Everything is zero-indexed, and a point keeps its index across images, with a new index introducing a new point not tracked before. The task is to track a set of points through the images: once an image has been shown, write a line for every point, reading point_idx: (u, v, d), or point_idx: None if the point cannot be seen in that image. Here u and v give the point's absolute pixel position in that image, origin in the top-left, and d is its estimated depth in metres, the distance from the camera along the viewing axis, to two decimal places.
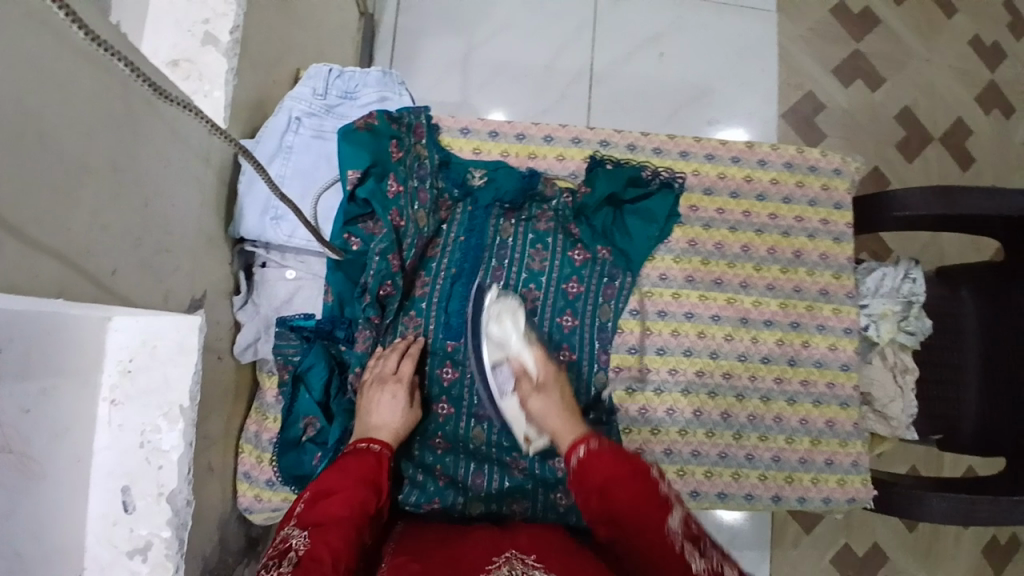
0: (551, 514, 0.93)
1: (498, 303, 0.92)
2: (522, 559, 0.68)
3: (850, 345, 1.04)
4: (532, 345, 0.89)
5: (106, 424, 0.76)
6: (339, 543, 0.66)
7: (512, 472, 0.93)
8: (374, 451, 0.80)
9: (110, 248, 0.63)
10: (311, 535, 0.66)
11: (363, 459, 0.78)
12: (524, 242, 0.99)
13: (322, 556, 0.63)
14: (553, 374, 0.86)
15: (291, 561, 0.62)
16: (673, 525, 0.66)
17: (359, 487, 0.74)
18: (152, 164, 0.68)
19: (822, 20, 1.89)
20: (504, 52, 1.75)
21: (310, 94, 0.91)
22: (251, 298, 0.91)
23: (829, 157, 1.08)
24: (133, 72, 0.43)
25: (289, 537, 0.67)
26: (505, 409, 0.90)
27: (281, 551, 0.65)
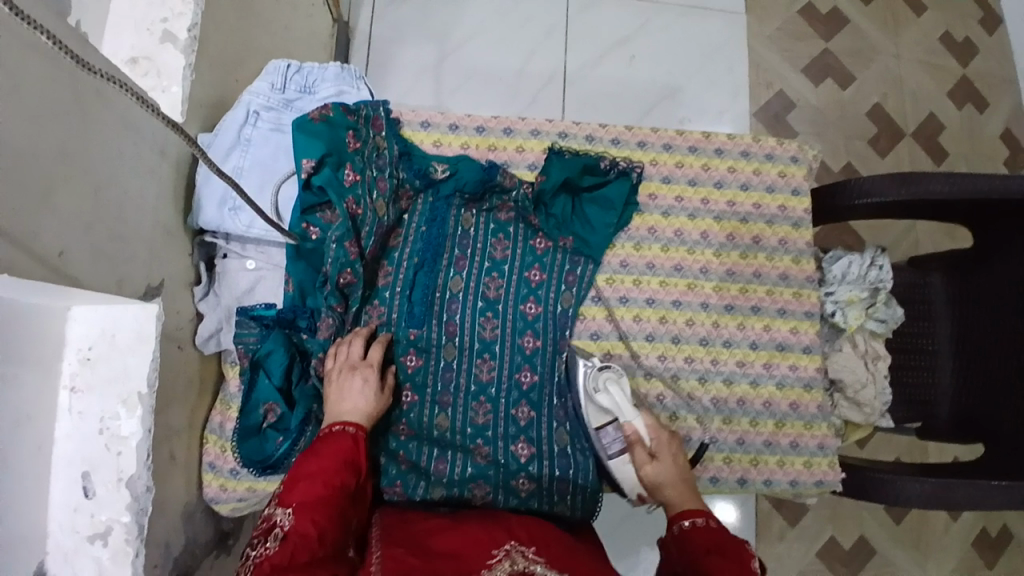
0: (512, 500, 0.92)
1: (601, 372, 0.94)
2: (523, 552, 0.69)
3: (811, 328, 1.04)
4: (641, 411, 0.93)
5: (66, 411, 0.76)
6: (323, 521, 0.68)
7: (475, 458, 0.94)
8: (350, 433, 0.79)
9: (58, 229, 0.65)
10: (294, 513, 0.68)
11: (338, 441, 0.78)
12: (485, 231, 1.02)
13: (307, 532, 0.67)
14: (667, 443, 0.91)
15: (279, 538, 0.66)
16: None
17: (341, 468, 0.75)
18: (102, 152, 0.70)
19: (789, 22, 1.94)
20: (477, 57, 1.80)
21: (268, 89, 0.94)
22: (212, 289, 0.93)
23: (785, 145, 1.09)
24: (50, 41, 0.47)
25: (273, 514, 0.70)
26: (614, 469, 0.93)
27: (267, 529, 0.68)
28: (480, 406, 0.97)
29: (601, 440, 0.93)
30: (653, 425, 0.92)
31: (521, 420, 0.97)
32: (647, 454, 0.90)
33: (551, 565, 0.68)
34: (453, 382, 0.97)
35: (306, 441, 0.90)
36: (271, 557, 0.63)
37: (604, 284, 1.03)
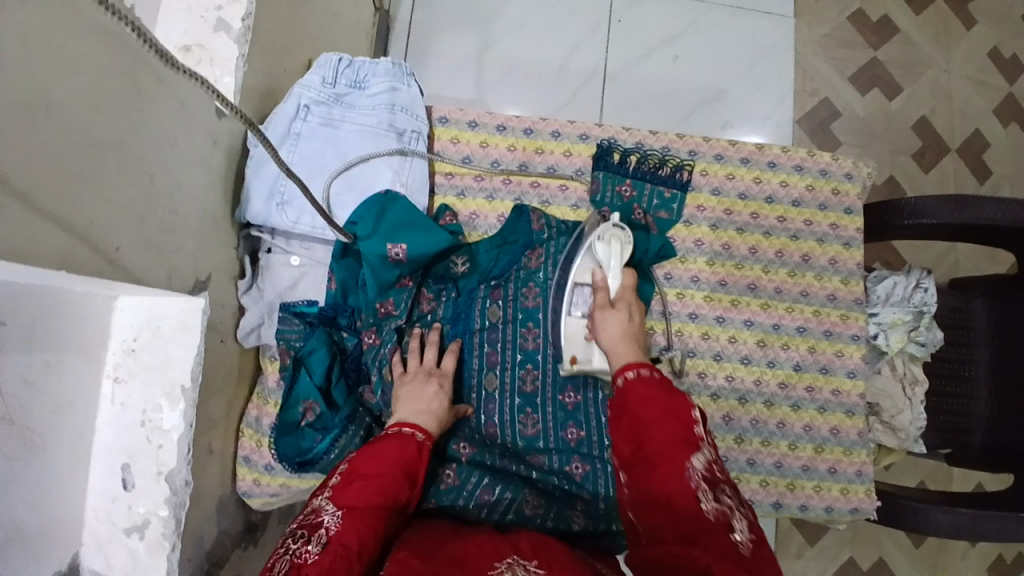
0: (562, 526, 0.88)
1: (613, 227, 0.92)
2: (525, 567, 0.62)
3: (857, 352, 1.01)
4: (625, 270, 0.91)
5: (109, 400, 0.76)
6: (369, 529, 0.62)
7: (523, 506, 0.88)
8: (416, 440, 0.75)
9: (115, 222, 0.63)
10: (343, 518, 0.63)
11: (404, 445, 0.73)
12: (514, 321, 0.97)
13: (352, 546, 0.60)
14: (629, 300, 0.87)
15: (321, 543, 0.60)
16: (695, 465, 0.64)
17: (398, 475, 0.70)
18: (159, 143, 0.69)
19: (839, 27, 1.89)
20: (518, 51, 1.77)
21: (320, 83, 0.92)
22: (256, 282, 0.92)
23: (841, 162, 1.06)
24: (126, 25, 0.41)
25: (322, 509, 0.65)
26: (570, 325, 0.91)
27: (312, 525, 0.63)
28: (527, 417, 0.95)
29: (571, 298, 0.92)
30: (627, 285, 0.89)
31: (570, 442, 0.95)
32: (607, 300, 0.87)
33: None
34: (494, 415, 0.94)
35: (346, 441, 0.87)
36: (308, 564, 0.57)
37: (674, 298, 1.00)
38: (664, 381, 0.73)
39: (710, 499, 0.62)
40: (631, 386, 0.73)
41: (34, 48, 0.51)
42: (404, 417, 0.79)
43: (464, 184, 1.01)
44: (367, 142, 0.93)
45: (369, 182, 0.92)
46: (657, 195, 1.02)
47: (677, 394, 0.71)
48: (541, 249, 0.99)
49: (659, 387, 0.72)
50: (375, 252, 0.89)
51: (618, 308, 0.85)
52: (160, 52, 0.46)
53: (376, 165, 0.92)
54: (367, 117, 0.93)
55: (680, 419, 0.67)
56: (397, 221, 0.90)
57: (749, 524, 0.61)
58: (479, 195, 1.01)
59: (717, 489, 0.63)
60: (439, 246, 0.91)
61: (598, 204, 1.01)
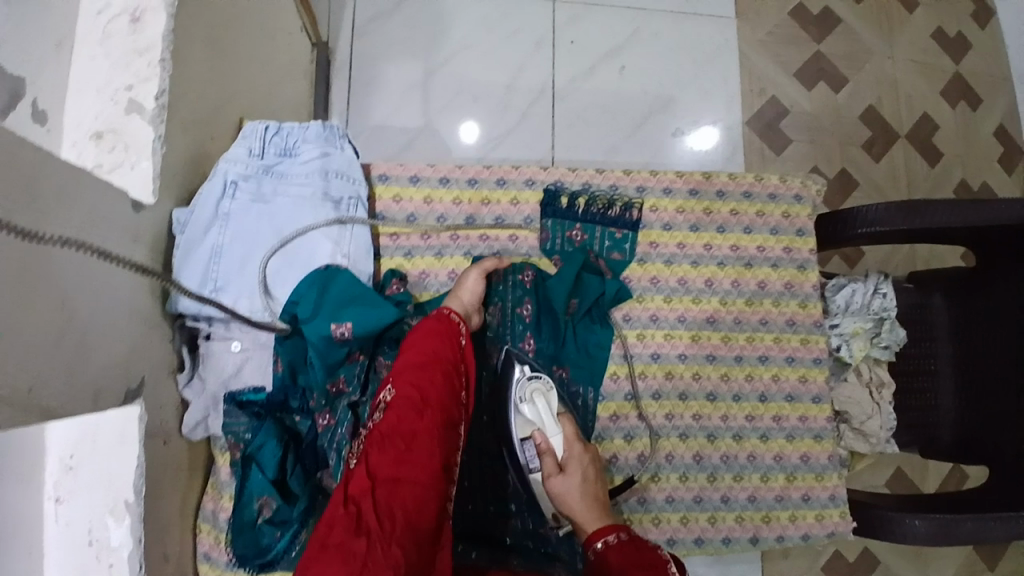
0: None
1: (531, 381, 0.89)
2: None
3: (820, 376, 1.01)
4: (562, 421, 0.89)
5: (52, 521, 0.72)
6: (419, 390, 0.75)
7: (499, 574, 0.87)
8: (439, 312, 0.84)
9: (24, 362, 0.58)
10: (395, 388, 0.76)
11: (434, 320, 0.83)
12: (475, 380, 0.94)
13: (410, 401, 0.74)
14: (579, 457, 0.85)
15: (383, 410, 0.74)
16: None
17: (438, 344, 0.80)
18: (66, 261, 0.64)
19: (781, 24, 1.89)
20: (462, 74, 1.73)
21: (247, 155, 0.88)
22: (196, 373, 0.87)
23: (789, 183, 1.05)
24: None
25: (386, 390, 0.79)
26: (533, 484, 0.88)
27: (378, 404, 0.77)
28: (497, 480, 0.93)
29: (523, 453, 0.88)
30: (570, 438, 0.87)
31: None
32: (556, 464, 0.85)
33: None
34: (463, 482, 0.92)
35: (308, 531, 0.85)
36: (378, 426, 0.72)
37: (634, 340, 0.98)
38: (635, 540, 0.76)
39: None
40: (607, 553, 0.74)
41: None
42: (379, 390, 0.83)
43: (410, 244, 0.97)
44: (304, 214, 0.88)
45: (309, 256, 0.88)
46: (609, 236, 1.00)
47: (649, 550, 0.74)
48: (499, 303, 0.96)
49: (636, 547, 0.74)
50: (320, 332, 0.85)
51: (569, 471, 0.84)
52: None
53: (315, 237, 0.88)
54: (301, 186, 0.89)
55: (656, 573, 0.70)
56: (341, 299, 0.86)
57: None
58: (427, 253, 0.97)
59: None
60: (386, 319, 0.86)
61: (548, 252, 0.99)
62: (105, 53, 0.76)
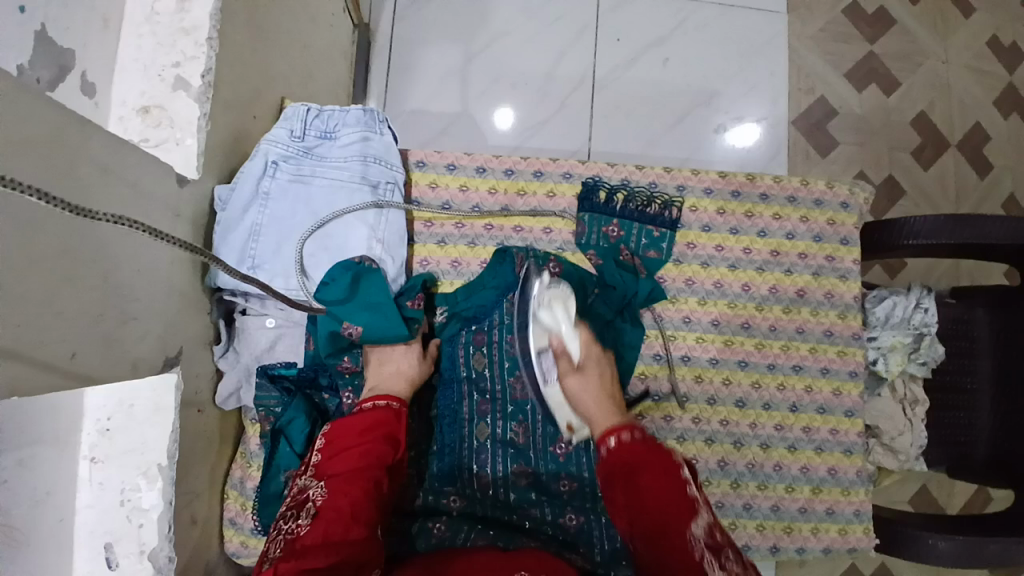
0: None
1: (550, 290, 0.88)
2: None
3: (855, 389, 0.99)
4: (580, 328, 0.87)
5: (87, 483, 0.74)
6: (354, 495, 0.70)
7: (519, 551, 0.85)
8: (390, 408, 0.81)
9: (66, 332, 0.59)
10: (328, 487, 0.71)
11: (378, 413, 0.80)
12: (501, 369, 0.95)
13: (338, 508, 0.68)
14: (595, 358, 0.86)
15: (311, 514, 0.68)
16: (696, 532, 0.64)
17: (378, 442, 0.77)
18: (108, 237, 0.64)
19: (835, 21, 1.82)
20: (502, 59, 1.71)
21: (288, 136, 0.89)
22: (232, 346, 0.89)
23: (836, 190, 1.02)
24: (47, 200, 0.47)
25: (308, 487, 0.73)
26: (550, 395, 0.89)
27: (300, 502, 0.71)
28: (520, 469, 0.92)
29: (541, 364, 0.89)
30: (586, 341, 0.87)
31: (562, 494, 0.93)
32: (571, 366, 0.85)
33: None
34: (487, 467, 0.92)
35: None
36: (303, 535, 0.65)
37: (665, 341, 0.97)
38: (648, 443, 0.72)
39: (717, 568, 0.61)
40: (615, 455, 0.72)
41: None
42: (378, 387, 0.84)
43: (444, 231, 0.97)
44: (341, 197, 0.89)
45: (344, 240, 0.88)
46: (646, 234, 0.98)
47: (660, 454, 0.70)
48: None
49: (649, 450, 0.71)
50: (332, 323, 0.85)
51: (586, 370, 0.83)
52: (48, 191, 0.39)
53: (351, 221, 0.89)
54: (339, 169, 0.89)
55: (675, 482, 0.67)
56: (366, 299, 0.86)
57: None
58: (460, 242, 0.97)
59: (720, 555, 0.62)
60: (395, 337, 0.86)
61: (583, 247, 0.97)
62: (152, 32, 0.78)
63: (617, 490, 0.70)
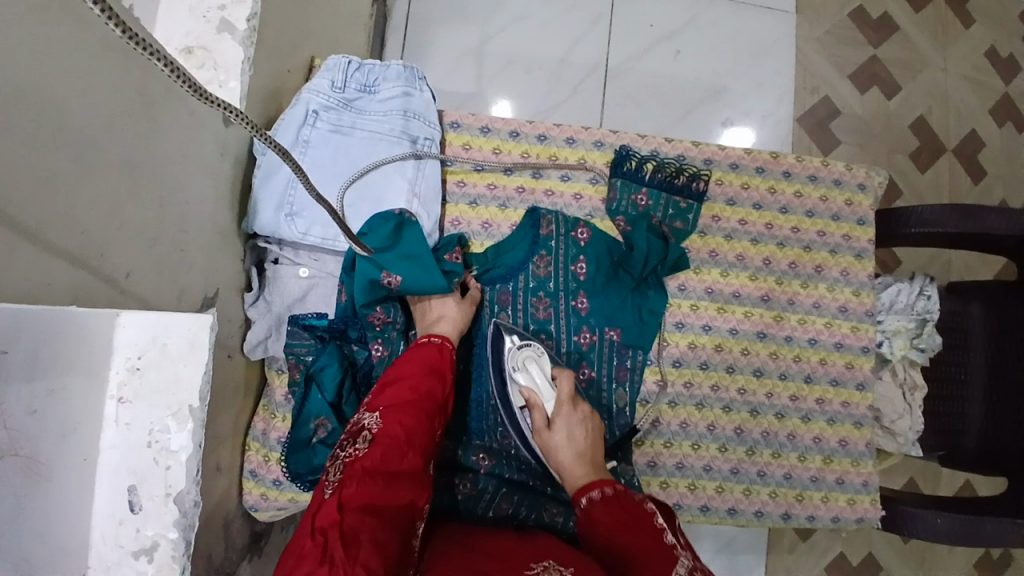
0: (582, 531, 0.89)
1: (520, 351, 0.88)
2: (561, 571, 0.63)
3: (867, 363, 1.02)
4: (557, 385, 0.86)
5: (113, 421, 0.71)
6: (410, 424, 0.69)
7: (543, 512, 0.89)
8: (435, 343, 0.82)
9: (126, 249, 0.61)
10: (382, 417, 0.69)
11: (425, 350, 0.80)
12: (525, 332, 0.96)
13: (396, 436, 0.67)
14: (570, 414, 0.83)
15: (368, 440, 0.67)
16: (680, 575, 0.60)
17: (426, 376, 0.76)
18: (168, 163, 0.65)
19: (841, 25, 1.87)
20: (517, 43, 1.73)
21: (328, 86, 0.89)
22: (263, 295, 0.89)
23: (854, 171, 1.06)
24: (172, 74, 0.37)
25: (363, 418, 0.71)
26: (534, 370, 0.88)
27: (356, 431, 0.69)
28: None
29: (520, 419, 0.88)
30: (564, 398, 0.85)
31: None
32: (545, 421, 0.84)
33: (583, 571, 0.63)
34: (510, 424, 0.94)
35: None
36: (364, 458, 0.64)
37: (687, 310, 1.00)
38: (620, 494, 0.72)
39: None
40: (591, 511, 0.72)
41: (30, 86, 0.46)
42: (430, 329, 0.86)
43: (476, 192, 0.98)
44: (381, 150, 0.90)
45: (382, 192, 0.90)
46: (673, 205, 1.01)
47: (636, 505, 0.70)
48: (550, 255, 0.96)
49: (625, 504, 0.71)
50: (371, 272, 0.85)
51: (557, 427, 0.82)
52: (203, 96, 0.40)
53: (389, 173, 0.90)
54: (380, 122, 0.90)
55: (652, 540, 0.64)
56: (405, 254, 0.87)
57: None
58: (492, 204, 0.98)
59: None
60: (433, 287, 0.87)
61: (613, 213, 0.99)
62: None
63: (596, 539, 0.69)
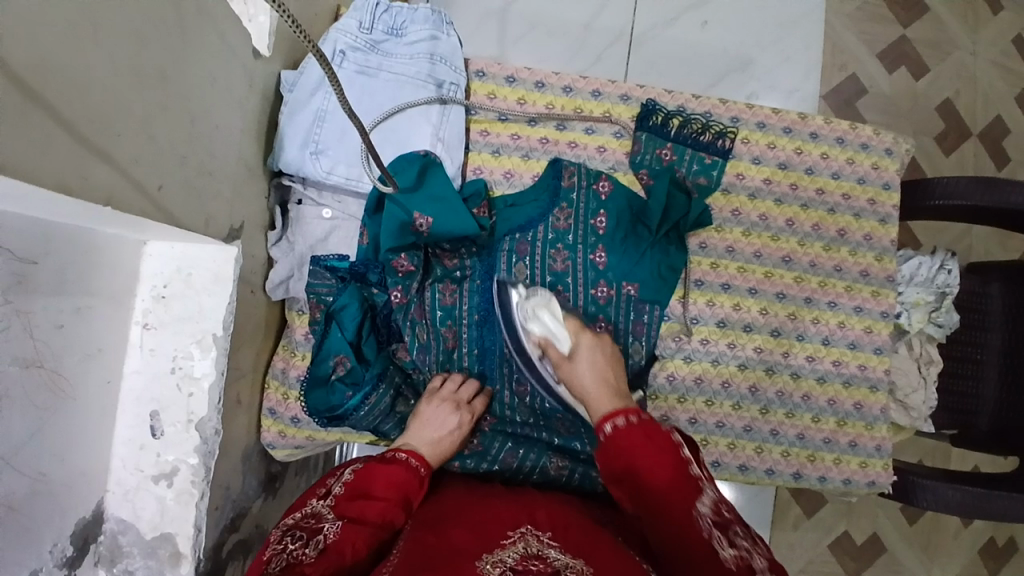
0: (587, 485, 0.88)
1: (528, 301, 0.89)
2: (537, 536, 0.63)
3: (886, 328, 1.01)
4: (569, 323, 0.89)
5: (137, 347, 0.72)
6: (363, 550, 0.63)
7: (549, 468, 0.88)
8: (420, 474, 0.75)
9: (157, 163, 0.62)
10: (341, 530, 0.64)
11: (407, 476, 0.73)
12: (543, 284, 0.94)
13: (344, 557, 0.61)
14: (585, 344, 0.86)
15: (318, 548, 0.61)
16: (701, 510, 0.64)
17: (399, 503, 0.70)
18: (199, 85, 0.66)
19: (872, 0, 1.84)
20: (541, 7, 1.71)
21: (356, 28, 0.89)
22: (285, 235, 0.90)
23: (882, 136, 1.05)
24: None
25: (324, 518, 0.66)
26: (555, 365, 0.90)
27: (312, 530, 0.64)
28: None
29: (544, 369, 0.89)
30: (577, 333, 0.88)
31: None
32: (561, 355, 0.86)
33: (566, 549, 0.61)
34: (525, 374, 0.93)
35: (377, 399, 0.87)
36: (304, 564, 0.58)
37: (707, 268, 0.99)
38: (647, 424, 0.72)
39: (727, 546, 0.60)
40: (616, 438, 0.72)
41: None
42: (409, 446, 0.80)
43: (500, 142, 0.98)
44: (408, 95, 0.90)
45: (406, 136, 0.90)
46: (698, 160, 1.00)
47: (659, 435, 0.70)
48: (570, 208, 0.95)
49: (651, 432, 0.70)
50: (401, 214, 0.88)
51: (579, 358, 0.85)
52: None
53: (414, 117, 0.90)
54: (407, 66, 0.90)
55: (675, 470, 0.67)
56: (434, 196, 0.89)
57: (767, 562, 0.60)
58: (515, 154, 0.98)
59: (729, 531, 0.63)
60: (463, 230, 0.89)
61: (636, 165, 0.99)
62: None
63: (619, 470, 0.70)
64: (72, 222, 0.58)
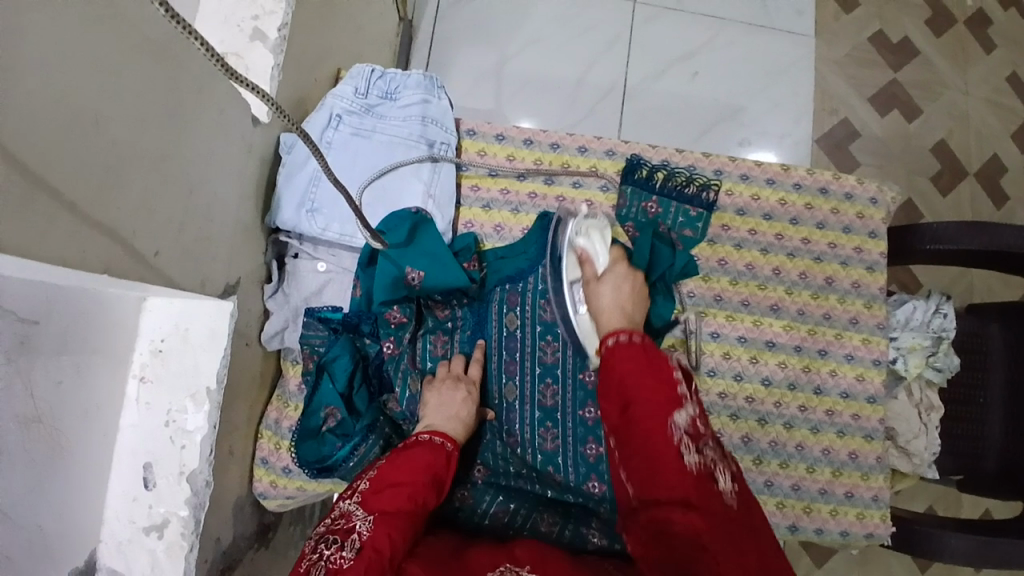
0: (578, 544, 0.84)
1: (586, 220, 0.95)
2: (516, 574, 0.63)
3: (877, 376, 1.01)
4: (614, 249, 0.92)
5: (133, 401, 0.72)
6: (399, 540, 0.64)
7: (539, 524, 0.86)
8: (445, 449, 0.77)
9: (155, 230, 0.66)
10: (373, 522, 0.65)
11: (434, 454, 0.75)
12: (533, 333, 0.96)
13: (382, 551, 0.62)
14: (621, 274, 0.89)
15: (354, 548, 0.62)
16: (680, 422, 0.70)
17: (426, 485, 0.72)
18: (198, 155, 0.70)
19: (860, 49, 1.89)
20: (538, 62, 1.78)
21: (352, 93, 0.94)
22: (281, 288, 0.94)
23: (865, 186, 1.07)
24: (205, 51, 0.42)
25: (353, 515, 0.67)
26: None
27: (344, 532, 0.65)
28: (547, 432, 0.94)
29: (571, 295, 0.92)
30: (616, 259, 0.91)
31: (590, 458, 0.93)
32: (594, 274, 0.90)
33: None
34: (515, 425, 0.94)
35: (365, 450, 0.88)
36: (344, 570, 0.59)
37: (695, 317, 1.01)
38: (645, 344, 0.77)
39: (693, 453, 0.68)
40: (614, 350, 0.77)
41: (76, 77, 0.51)
42: (435, 424, 0.81)
43: (489, 196, 1.02)
44: (401, 155, 0.94)
45: (398, 194, 0.94)
46: (683, 213, 1.03)
47: (657, 354, 0.76)
48: None
49: (648, 352, 0.76)
50: (393, 270, 0.91)
51: (605, 282, 0.87)
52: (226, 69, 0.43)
53: (406, 175, 0.94)
54: (400, 128, 0.95)
55: (666, 387, 0.72)
56: (426, 250, 0.92)
57: (728, 474, 0.69)
58: (505, 208, 1.02)
59: (700, 442, 0.70)
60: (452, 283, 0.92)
61: (622, 218, 1.02)
62: None
63: (611, 379, 0.75)
64: (92, 282, 0.58)
